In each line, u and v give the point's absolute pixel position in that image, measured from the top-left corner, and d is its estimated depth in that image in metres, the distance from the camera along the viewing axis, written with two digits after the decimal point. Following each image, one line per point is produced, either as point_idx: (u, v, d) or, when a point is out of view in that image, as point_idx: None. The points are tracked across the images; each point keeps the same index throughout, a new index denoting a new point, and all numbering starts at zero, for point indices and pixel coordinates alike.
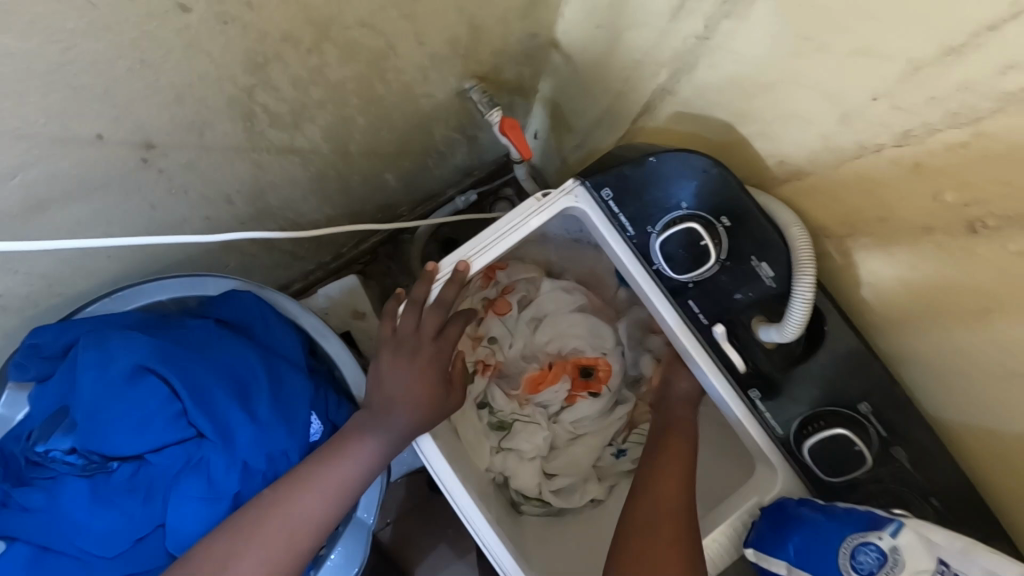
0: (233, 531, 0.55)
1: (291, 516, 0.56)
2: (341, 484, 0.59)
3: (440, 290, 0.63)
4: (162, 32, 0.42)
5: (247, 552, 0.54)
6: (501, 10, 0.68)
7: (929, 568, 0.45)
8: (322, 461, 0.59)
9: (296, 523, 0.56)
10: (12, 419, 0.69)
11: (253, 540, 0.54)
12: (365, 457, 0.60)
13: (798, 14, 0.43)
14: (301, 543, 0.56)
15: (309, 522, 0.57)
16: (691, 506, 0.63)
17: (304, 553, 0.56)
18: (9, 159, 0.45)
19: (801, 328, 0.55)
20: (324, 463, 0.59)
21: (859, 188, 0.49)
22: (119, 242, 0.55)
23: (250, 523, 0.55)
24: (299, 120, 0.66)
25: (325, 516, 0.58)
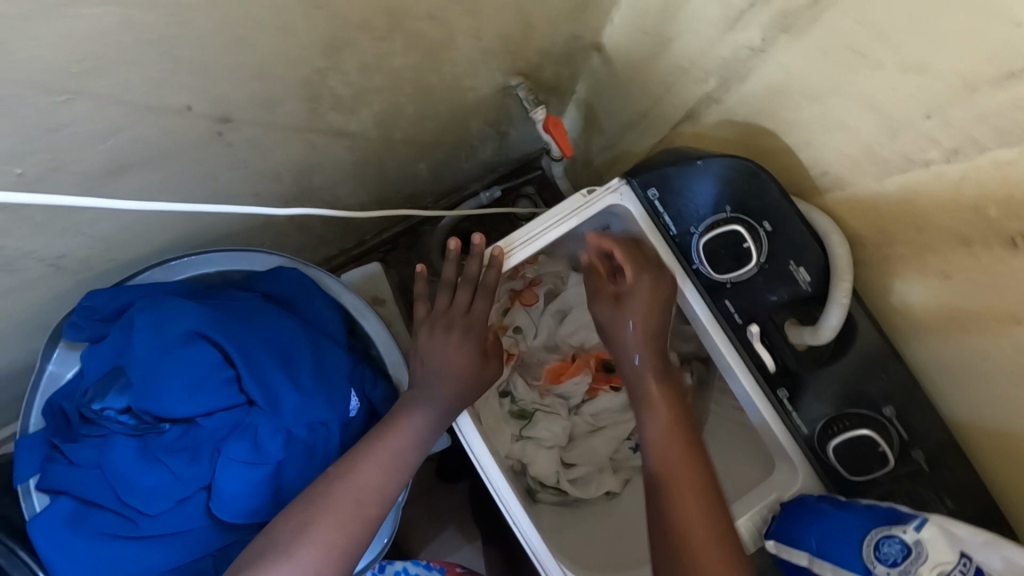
0: (307, 501, 0.57)
1: (355, 485, 0.58)
2: (398, 456, 0.61)
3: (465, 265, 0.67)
4: (261, 11, 0.44)
5: (322, 523, 0.56)
6: (553, 11, 0.71)
7: (950, 560, 0.49)
8: (378, 436, 0.62)
9: (361, 492, 0.58)
10: (62, 376, 0.72)
11: (326, 508, 0.56)
12: (418, 434, 0.63)
13: (857, 32, 0.46)
14: (368, 512, 0.58)
15: (372, 492, 0.59)
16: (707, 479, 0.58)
17: (374, 522, 0.58)
18: (105, 123, 0.47)
19: (836, 331, 0.58)
20: (379, 438, 0.61)
21: (900, 200, 0.52)
22: (184, 208, 0.56)
23: (320, 492, 0.57)
24: (358, 105, 0.68)
25: (388, 486, 0.60)
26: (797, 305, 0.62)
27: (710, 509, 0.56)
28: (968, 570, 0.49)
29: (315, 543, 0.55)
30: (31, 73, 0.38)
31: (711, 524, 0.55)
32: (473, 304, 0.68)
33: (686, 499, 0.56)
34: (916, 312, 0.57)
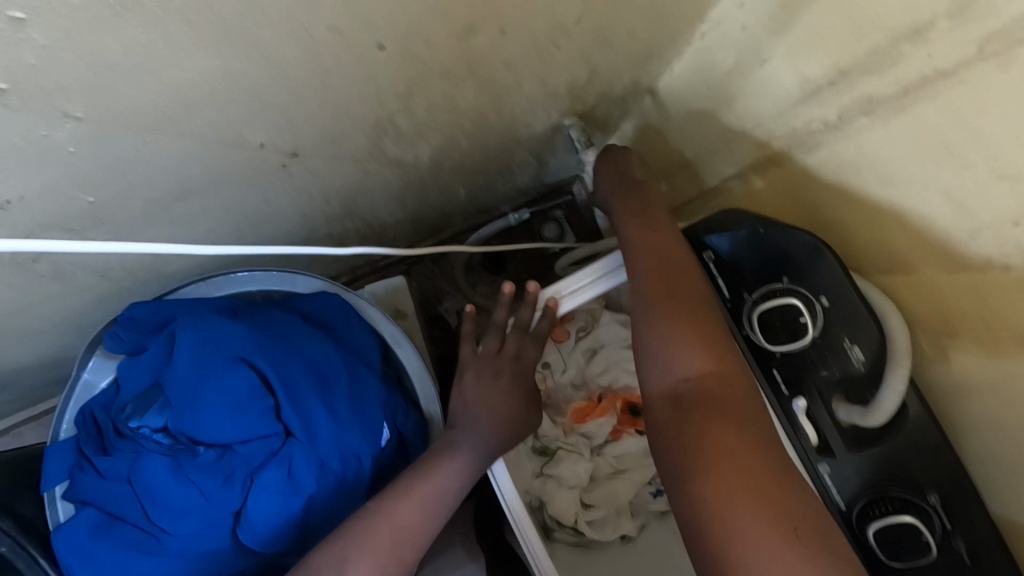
0: (342, 537, 0.56)
1: (396, 525, 0.57)
2: (436, 499, 0.60)
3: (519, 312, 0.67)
4: (353, 62, 0.44)
5: (360, 559, 0.55)
6: (620, 60, 0.70)
7: None
8: (417, 475, 0.60)
9: (401, 532, 0.57)
10: (96, 385, 0.73)
11: (364, 545, 0.56)
12: (456, 475, 0.61)
13: (949, 129, 0.46)
14: (407, 551, 0.57)
15: (413, 532, 0.58)
16: (715, 337, 0.57)
17: (407, 563, 0.57)
18: (182, 155, 0.47)
19: (888, 416, 0.57)
20: (418, 477, 0.60)
21: (970, 294, 0.51)
22: (194, 251, 0.49)
23: (358, 530, 0.57)
24: (416, 140, 0.68)
25: (426, 528, 0.59)
26: (849, 383, 0.60)
27: (677, 310, 0.59)
28: None
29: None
30: (129, 114, 0.38)
31: (685, 322, 0.58)
32: (524, 349, 0.68)
33: (692, 351, 0.56)
34: (970, 402, 0.56)
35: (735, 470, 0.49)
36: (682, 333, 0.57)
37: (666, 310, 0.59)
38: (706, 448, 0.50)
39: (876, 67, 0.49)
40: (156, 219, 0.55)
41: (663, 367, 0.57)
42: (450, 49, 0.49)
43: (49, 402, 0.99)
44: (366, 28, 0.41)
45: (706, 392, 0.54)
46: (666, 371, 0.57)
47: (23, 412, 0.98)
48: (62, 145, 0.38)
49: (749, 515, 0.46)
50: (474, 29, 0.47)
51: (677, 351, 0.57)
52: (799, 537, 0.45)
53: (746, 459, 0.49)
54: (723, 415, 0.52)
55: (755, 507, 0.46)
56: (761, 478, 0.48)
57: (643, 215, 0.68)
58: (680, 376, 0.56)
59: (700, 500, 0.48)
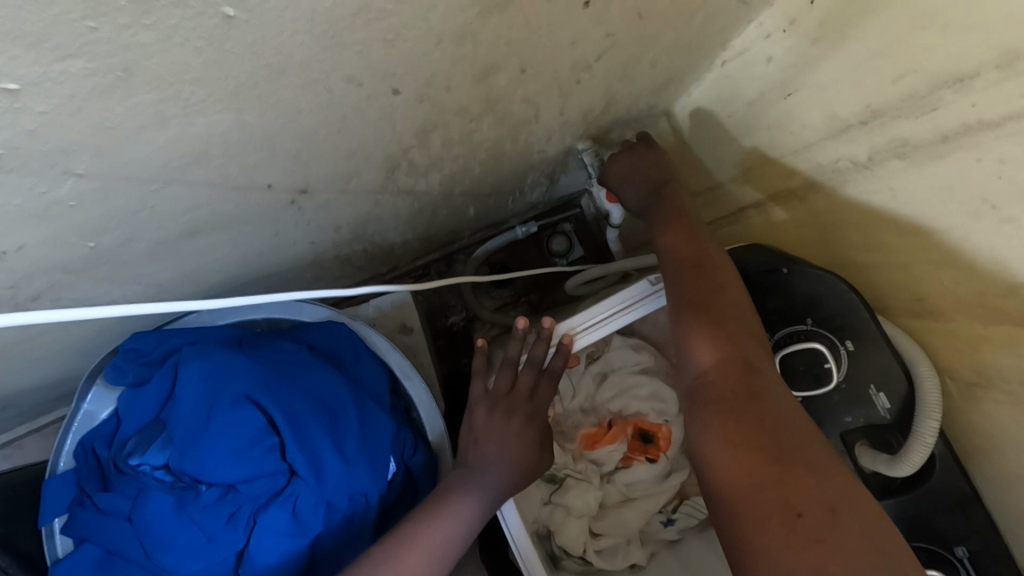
0: None
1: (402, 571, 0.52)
2: (441, 545, 0.55)
3: (532, 347, 0.65)
4: (370, 106, 0.42)
5: None
6: (639, 87, 0.68)
7: None
8: (426, 517, 0.56)
9: None
10: (96, 416, 0.71)
11: None
12: (466, 518, 0.57)
13: (991, 182, 0.44)
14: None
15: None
16: (728, 327, 0.54)
17: None
18: (191, 200, 0.45)
19: (918, 466, 0.54)
20: (427, 518, 0.56)
21: (1007, 347, 0.49)
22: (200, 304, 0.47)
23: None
24: (430, 170, 0.65)
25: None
26: (873, 430, 0.59)
27: (688, 308, 0.57)
28: None
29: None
30: (135, 166, 0.36)
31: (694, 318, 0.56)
32: (539, 388, 0.65)
33: (700, 342, 0.54)
34: (1004, 456, 0.54)
35: (739, 460, 0.45)
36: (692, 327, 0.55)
37: (678, 309, 0.57)
38: (710, 441, 0.47)
39: (913, 111, 0.47)
40: (162, 257, 0.53)
41: (680, 366, 0.55)
42: (469, 89, 0.47)
43: (53, 416, 0.97)
44: (382, 76, 0.39)
45: (714, 381, 0.51)
46: (683, 368, 0.55)
47: (25, 426, 0.96)
48: (63, 200, 0.36)
49: (756, 509, 0.42)
50: (494, 70, 0.45)
51: (688, 346, 0.54)
52: (809, 527, 0.40)
53: (752, 447, 0.45)
54: (729, 401, 0.49)
55: (758, 499, 0.42)
56: (764, 466, 0.44)
57: (671, 224, 0.66)
58: (693, 372, 0.53)
59: (717, 499, 0.45)
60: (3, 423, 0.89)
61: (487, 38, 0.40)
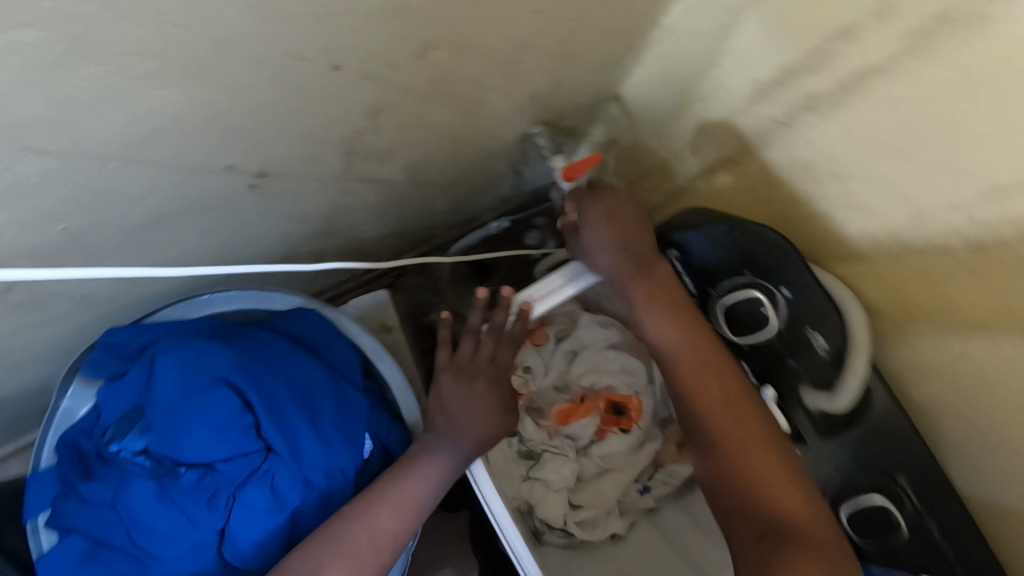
0: (316, 543, 0.56)
1: (373, 529, 0.57)
2: (411, 505, 0.60)
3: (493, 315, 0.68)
4: (319, 85, 0.46)
5: (334, 566, 0.55)
6: (581, 71, 0.72)
7: None
8: (394, 478, 0.60)
9: (377, 537, 0.57)
10: (76, 412, 0.73)
11: (339, 551, 0.56)
12: (433, 476, 0.61)
13: (887, 122, 0.48)
14: (382, 556, 0.57)
15: (388, 537, 0.58)
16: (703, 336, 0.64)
17: (383, 566, 0.57)
18: (153, 181, 0.48)
19: (852, 400, 0.59)
20: (395, 479, 0.60)
21: (919, 278, 0.54)
22: (166, 273, 0.49)
23: (334, 532, 0.56)
24: (388, 156, 0.69)
25: (400, 530, 0.59)
26: (815, 371, 0.62)
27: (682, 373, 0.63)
28: None
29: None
30: (94, 144, 0.39)
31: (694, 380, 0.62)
32: (500, 352, 0.69)
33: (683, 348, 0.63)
34: (930, 383, 0.58)
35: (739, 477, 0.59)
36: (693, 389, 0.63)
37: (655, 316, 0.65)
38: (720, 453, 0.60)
39: (817, 66, 0.51)
40: (128, 244, 0.56)
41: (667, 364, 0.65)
42: (411, 68, 0.51)
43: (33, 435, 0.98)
44: (325, 54, 0.42)
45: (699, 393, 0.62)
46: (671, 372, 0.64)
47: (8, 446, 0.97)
48: (30, 174, 0.39)
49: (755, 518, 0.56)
50: (433, 48, 0.49)
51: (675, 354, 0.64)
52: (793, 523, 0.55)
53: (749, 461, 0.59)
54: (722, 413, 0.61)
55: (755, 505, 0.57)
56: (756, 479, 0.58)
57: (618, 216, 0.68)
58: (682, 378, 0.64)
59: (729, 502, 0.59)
60: None
61: (420, 17, 0.44)
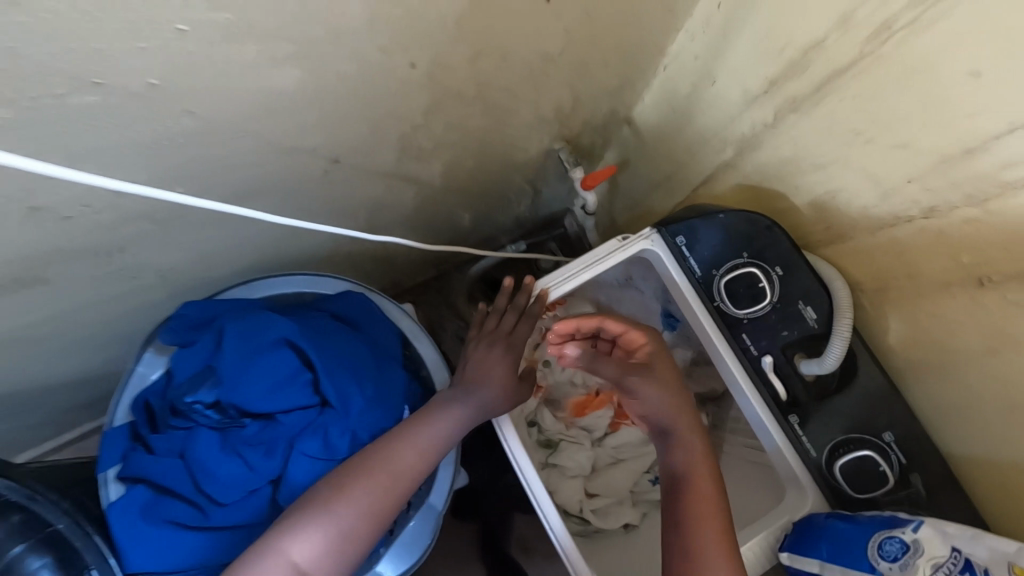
0: (347, 469, 0.64)
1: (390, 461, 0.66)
2: (431, 443, 0.69)
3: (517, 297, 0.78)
4: (391, 78, 0.57)
5: (360, 488, 0.63)
6: (598, 90, 0.84)
7: (944, 554, 0.54)
8: (416, 421, 0.70)
9: (397, 468, 0.66)
10: (148, 377, 0.81)
11: (365, 477, 0.64)
12: (447, 423, 0.71)
13: (854, 114, 0.58)
14: (396, 488, 0.65)
15: (403, 472, 0.66)
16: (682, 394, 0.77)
17: (400, 498, 0.65)
18: (251, 155, 0.58)
19: (837, 362, 0.67)
20: (416, 422, 0.70)
21: (889, 250, 0.62)
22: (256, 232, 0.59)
23: (363, 460, 0.65)
24: (433, 156, 0.80)
25: (417, 466, 0.67)
26: (807, 340, 0.71)
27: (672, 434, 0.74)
28: (959, 561, 0.53)
29: (346, 507, 0.61)
30: (222, 114, 0.50)
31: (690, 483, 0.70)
32: (518, 325, 0.79)
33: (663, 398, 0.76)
34: (907, 347, 0.66)
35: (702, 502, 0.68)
36: (678, 496, 0.70)
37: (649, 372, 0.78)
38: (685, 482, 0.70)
39: (796, 73, 0.62)
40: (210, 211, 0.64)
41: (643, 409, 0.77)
42: (463, 71, 0.62)
43: (75, 432, 1.06)
44: (400, 50, 0.54)
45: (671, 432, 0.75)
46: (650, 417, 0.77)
47: (49, 442, 1.04)
48: (172, 135, 0.49)
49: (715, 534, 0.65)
50: (482, 54, 0.61)
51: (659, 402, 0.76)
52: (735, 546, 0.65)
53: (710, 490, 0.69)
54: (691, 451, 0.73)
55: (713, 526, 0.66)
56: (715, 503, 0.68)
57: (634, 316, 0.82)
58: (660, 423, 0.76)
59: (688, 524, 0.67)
60: (47, 422, 0.97)
61: (474, 25, 0.56)
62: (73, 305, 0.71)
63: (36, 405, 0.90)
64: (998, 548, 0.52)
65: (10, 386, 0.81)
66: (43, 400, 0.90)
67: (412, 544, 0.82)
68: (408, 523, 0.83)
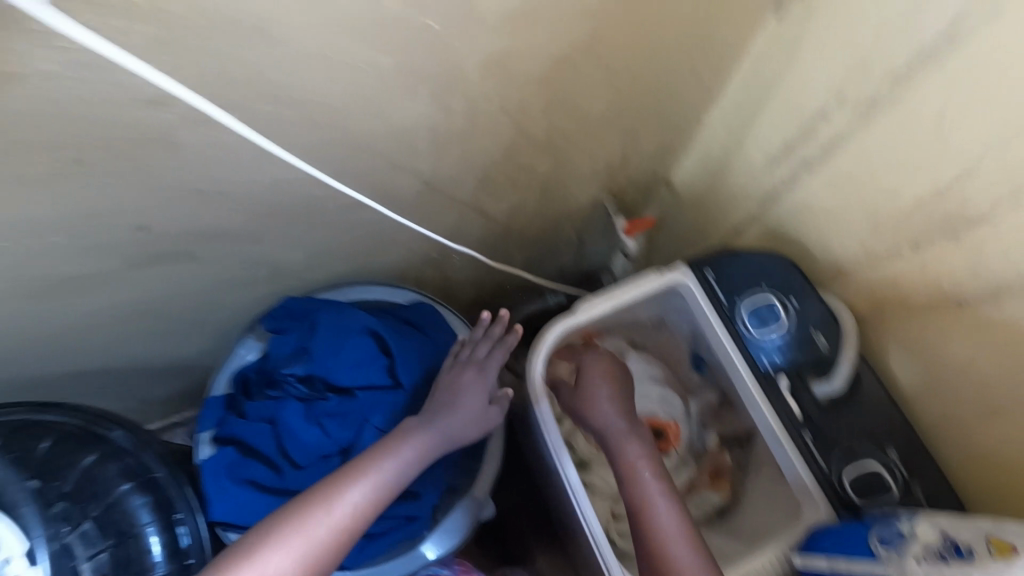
0: (289, 512, 0.69)
1: (332, 500, 0.71)
2: (381, 481, 0.74)
3: (495, 328, 0.89)
4: (486, 118, 0.75)
5: (308, 527, 0.68)
6: (642, 151, 1.01)
7: (935, 537, 0.60)
8: (371, 458, 0.75)
9: (342, 509, 0.71)
10: (246, 358, 0.95)
11: (308, 515, 0.69)
12: (401, 461, 0.76)
13: (852, 169, 0.73)
14: (339, 529, 0.70)
15: (344, 516, 0.71)
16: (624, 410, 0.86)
17: (350, 534, 0.71)
18: (370, 171, 0.75)
19: (846, 380, 0.79)
20: (372, 459, 0.75)
21: (887, 281, 0.75)
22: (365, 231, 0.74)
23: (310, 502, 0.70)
24: (500, 192, 0.96)
25: (367, 503, 0.73)
26: (817, 362, 0.81)
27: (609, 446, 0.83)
28: (948, 544, 0.59)
29: (280, 550, 0.67)
30: (365, 132, 0.68)
31: (662, 542, 0.74)
32: (491, 354, 0.89)
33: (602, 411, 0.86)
34: (903, 364, 0.78)
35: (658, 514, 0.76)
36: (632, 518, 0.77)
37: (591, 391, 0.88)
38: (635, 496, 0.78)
39: (804, 137, 0.78)
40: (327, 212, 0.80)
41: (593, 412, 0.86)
42: (538, 118, 0.80)
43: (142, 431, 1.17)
44: (497, 97, 0.72)
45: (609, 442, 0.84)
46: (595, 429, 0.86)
47: None
48: (325, 143, 0.67)
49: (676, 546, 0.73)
50: (555, 107, 0.79)
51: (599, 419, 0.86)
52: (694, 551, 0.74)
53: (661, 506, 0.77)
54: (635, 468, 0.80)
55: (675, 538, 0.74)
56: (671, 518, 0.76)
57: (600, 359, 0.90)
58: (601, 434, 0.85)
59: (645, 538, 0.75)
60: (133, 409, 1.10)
61: (555, 84, 0.74)
62: (203, 289, 0.87)
63: (132, 390, 1.03)
64: (979, 524, 0.59)
65: (129, 360, 0.95)
66: (140, 385, 1.03)
67: (453, 529, 0.89)
68: (451, 511, 0.91)
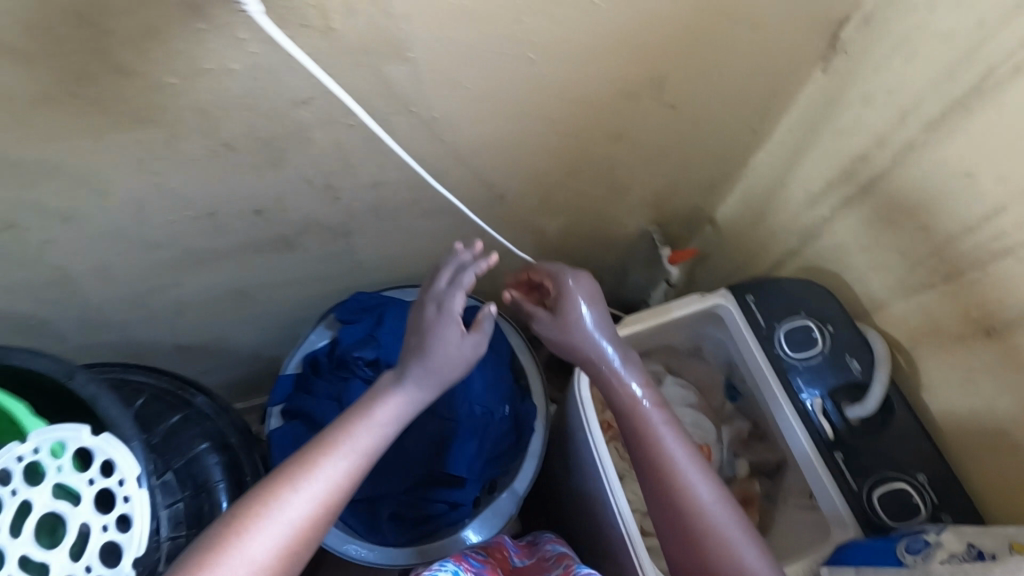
0: (259, 494, 0.59)
1: (312, 469, 0.61)
2: (361, 449, 0.64)
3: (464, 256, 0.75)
4: (556, 140, 0.85)
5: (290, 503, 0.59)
6: (690, 186, 1.09)
7: (963, 548, 0.65)
8: (343, 425, 0.65)
9: (320, 484, 0.61)
10: (315, 343, 1.03)
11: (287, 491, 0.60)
12: (376, 432, 0.66)
13: (888, 207, 0.80)
14: (323, 503, 0.60)
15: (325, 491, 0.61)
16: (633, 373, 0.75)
17: (333, 505, 0.61)
18: (453, 181, 0.86)
19: (878, 403, 0.82)
20: (345, 425, 0.66)
21: (919, 311, 0.80)
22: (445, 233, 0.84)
23: (281, 481, 0.60)
24: (558, 214, 1.06)
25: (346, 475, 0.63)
26: (850, 387, 0.86)
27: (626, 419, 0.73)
28: (973, 553, 0.64)
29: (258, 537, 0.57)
30: (455, 144, 0.79)
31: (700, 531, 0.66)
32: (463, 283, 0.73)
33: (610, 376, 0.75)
34: (934, 393, 0.82)
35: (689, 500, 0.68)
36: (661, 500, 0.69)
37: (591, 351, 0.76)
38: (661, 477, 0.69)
39: (844, 178, 0.86)
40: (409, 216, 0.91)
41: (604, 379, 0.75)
42: (601, 145, 0.90)
43: None
44: (568, 122, 0.82)
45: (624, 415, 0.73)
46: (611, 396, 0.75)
47: None
48: (421, 151, 0.78)
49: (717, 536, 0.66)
50: (617, 136, 0.89)
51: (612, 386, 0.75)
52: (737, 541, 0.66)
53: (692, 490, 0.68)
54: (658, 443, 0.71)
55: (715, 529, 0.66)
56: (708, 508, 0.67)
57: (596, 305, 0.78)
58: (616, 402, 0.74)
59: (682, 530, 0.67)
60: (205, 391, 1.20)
61: (619, 114, 0.84)
62: (290, 278, 0.98)
63: (209, 371, 1.13)
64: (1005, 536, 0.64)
65: (213, 341, 1.06)
66: (217, 368, 1.13)
67: (492, 518, 0.96)
68: (493, 501, 0.98)
